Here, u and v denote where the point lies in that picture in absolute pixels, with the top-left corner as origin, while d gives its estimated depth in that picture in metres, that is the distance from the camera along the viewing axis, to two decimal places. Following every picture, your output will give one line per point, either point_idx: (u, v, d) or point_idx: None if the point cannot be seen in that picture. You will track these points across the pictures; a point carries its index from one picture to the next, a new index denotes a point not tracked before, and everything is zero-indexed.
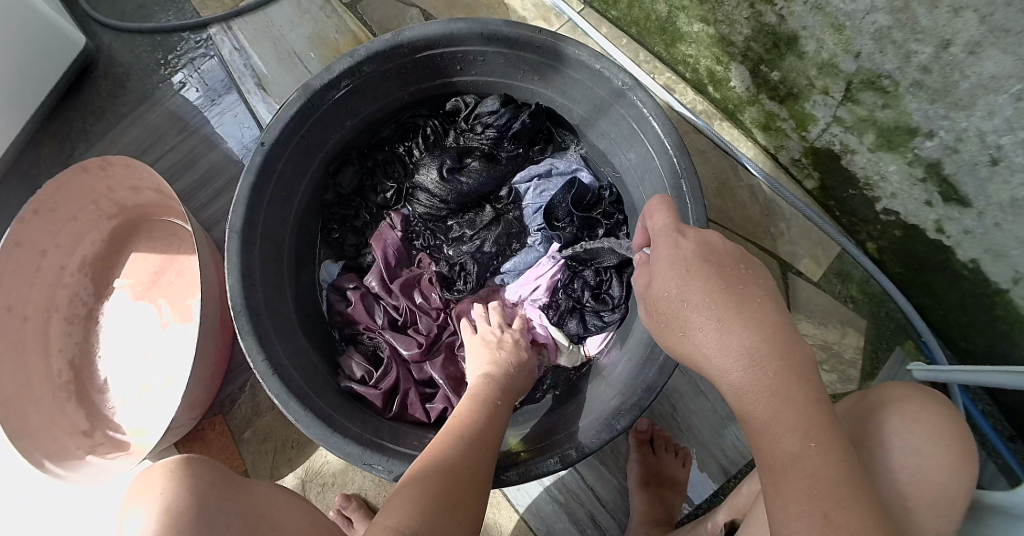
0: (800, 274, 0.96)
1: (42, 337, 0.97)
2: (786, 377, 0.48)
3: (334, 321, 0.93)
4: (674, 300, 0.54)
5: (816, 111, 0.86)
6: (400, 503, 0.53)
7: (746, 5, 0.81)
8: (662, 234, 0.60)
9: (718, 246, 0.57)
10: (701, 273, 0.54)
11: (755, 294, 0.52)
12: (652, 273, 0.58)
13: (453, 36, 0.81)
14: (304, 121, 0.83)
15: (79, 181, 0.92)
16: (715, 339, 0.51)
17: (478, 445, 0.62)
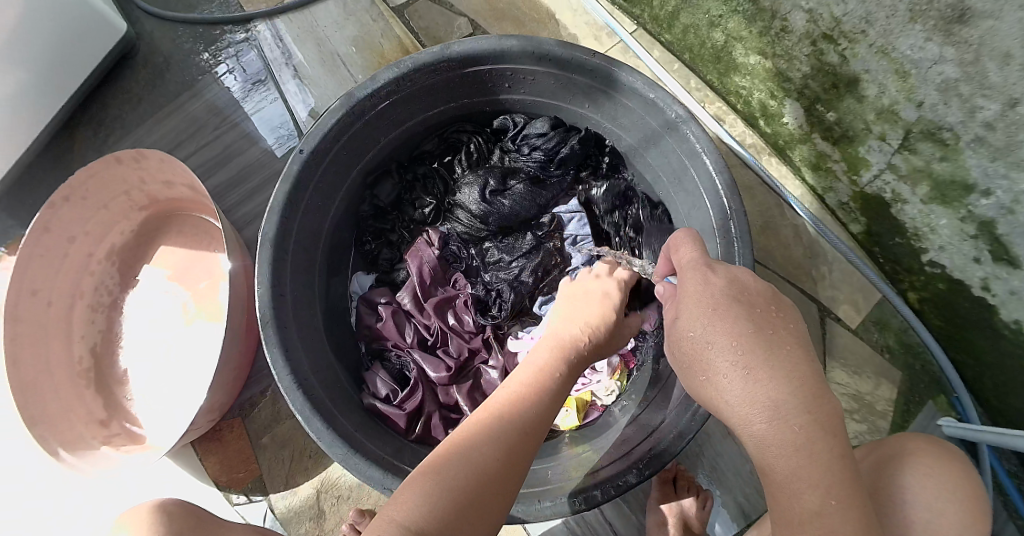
0: (839, 319, 0.93)
1: (66, 324, 0.96)
2: (810, 433, 0.46)
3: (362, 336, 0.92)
4: (699, 340, 0.53)
5: (870, 156, 0.83)
6: (414, 500, 0.49)
7: (808, 41, 0.79)
8: (691, 271, 0.59)
9: (748, 285, 0.56)
10: (728, 313, 0.52)
11: (787, 339, 0.50)
12: (679, 312, 0.57)
13: (505, 53, 0.79)
14: (344, 131, 0.81)
15: (114, 171, 0.92)
16: (741, 388, 0.49)
17: (517, 447, 0.55)
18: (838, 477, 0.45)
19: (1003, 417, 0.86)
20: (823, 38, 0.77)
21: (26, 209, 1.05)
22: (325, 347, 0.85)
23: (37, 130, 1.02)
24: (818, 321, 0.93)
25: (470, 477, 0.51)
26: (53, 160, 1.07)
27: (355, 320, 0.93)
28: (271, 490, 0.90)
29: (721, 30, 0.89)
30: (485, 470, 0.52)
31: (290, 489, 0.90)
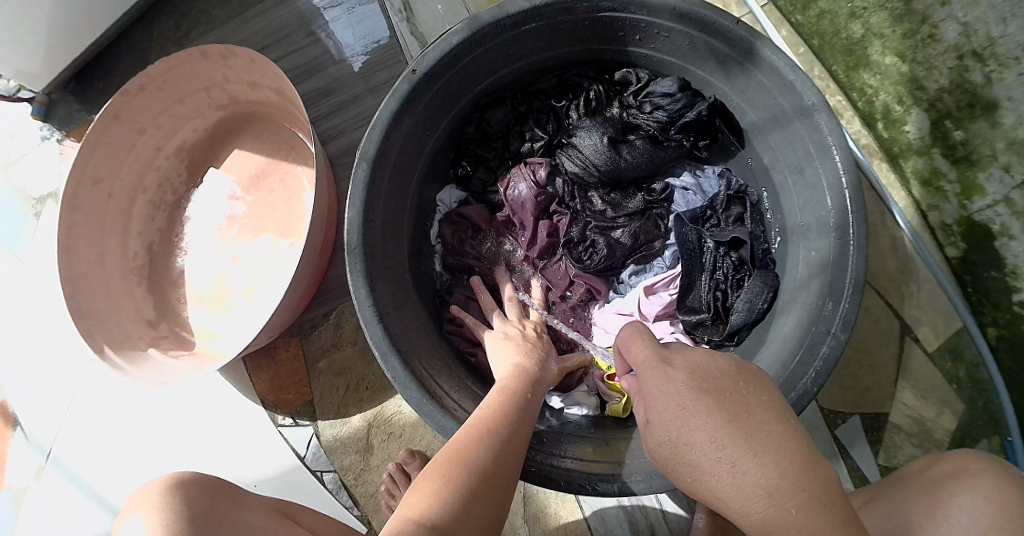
0: (917, 340, 0.94)
1: (125, 217, 0.91)
2: (813, 512, 0.40)
3: (445, 255, 0.94)
4: (677, 437, 0.49)
5: (987, 185, 0.84)
6: (432, 491, 0.54)
7: (954, 54, 0.81)
8: (648, 367, 0.55)
9: (711, 367, 0.52)
10: (699, 409, 0.48)
11: (760, 421, 0.46)
12: (651, 409, 0.53)
13: (647, 4, 0.77)
14: (464, 53, 0.78)
15: (199, 66, 0.86)
16: (730, 482, 0.45)
17: (512, 436, 0.62)
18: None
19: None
20: (973, 55, 0.79)
21: (101, 93, 1.01)
22: (408, 283, 0.83)
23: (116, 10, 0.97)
24: (897, 338, 0.95)
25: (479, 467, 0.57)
26: (131, 45, 1.02)
27: (437, 232, 0.94)
28: (319, 418, 0.88)
29: (859, 23, 0.92)
30: (495, 462, 0.58)
31: (340, 419, 0.88)
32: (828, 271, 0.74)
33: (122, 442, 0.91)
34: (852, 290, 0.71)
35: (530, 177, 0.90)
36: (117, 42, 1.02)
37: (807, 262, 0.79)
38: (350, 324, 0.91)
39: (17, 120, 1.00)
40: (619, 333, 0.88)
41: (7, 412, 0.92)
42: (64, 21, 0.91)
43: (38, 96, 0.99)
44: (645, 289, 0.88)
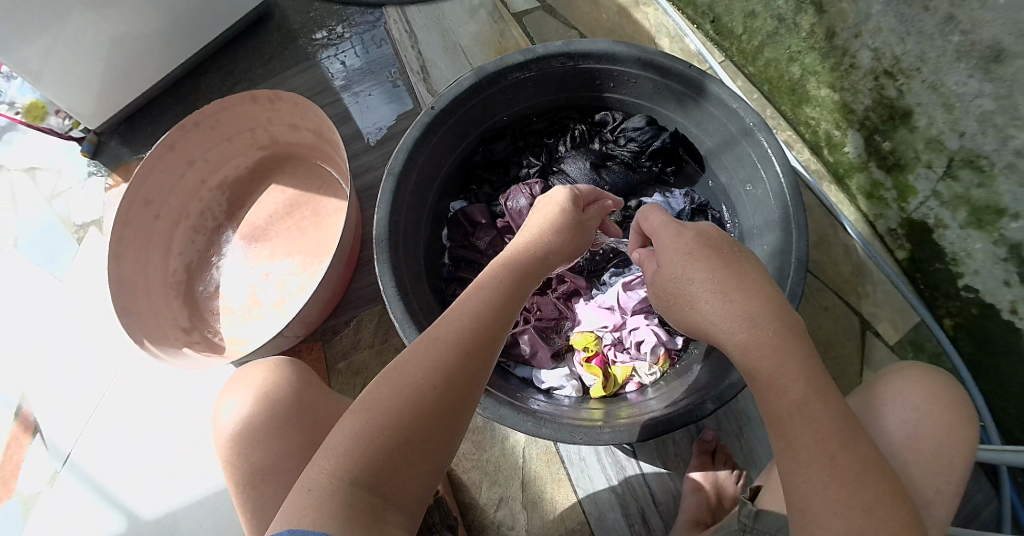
0: (878, 334, 1.07)
1: (167, 237, 1.04)
2: (784, 337, 0.57)
3: (451, 249, 1.05)
4: (681, 278, 0.65)
5: (917, 184, 0.99)
6: (347, 444, 0.48)
7: (872, 78, 0.98)
8: (665, 229, 0.70)
9: (714, 235, 0.68)
10: (704, 257, 0.64)
11: (750, 271, 0.62)
12: (659, 261, 0.69)
13: (615, 57, 0.92)
14: (473, 96, 0.93)
15: (246, 108, 1.03)
16: (719, 307, 0.60)
17: (463, 376, 0.54)
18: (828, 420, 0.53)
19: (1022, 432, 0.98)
20: (886, 75, 0.96)
21: (147, 137, 1.18)
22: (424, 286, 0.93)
23: (167, 67, 1.17)
24: (860, 333, 1.07)
25: (413, 414, 0.50)
26: (180, 98, 1.20)
27: (446, 235, 1.06)
28: None
29: (798, 65, 1.10)
30: (433, 407, 0.51)
31: None
32: (777, 258, 0.85)
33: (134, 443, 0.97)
34: (796, 270, 0.81)
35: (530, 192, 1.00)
36: (166, 94, 1.21)
37: (761, 254, 0.91)
38: (370, 328, 0.98)
39: (71, 157, 1.16)
40: (600, 324, 0.95)
41: (29, 420, 1.00)
42: (121, 71, 1.09)
43: (90, 135, 1.15)
44: (624, 284, 0.96)
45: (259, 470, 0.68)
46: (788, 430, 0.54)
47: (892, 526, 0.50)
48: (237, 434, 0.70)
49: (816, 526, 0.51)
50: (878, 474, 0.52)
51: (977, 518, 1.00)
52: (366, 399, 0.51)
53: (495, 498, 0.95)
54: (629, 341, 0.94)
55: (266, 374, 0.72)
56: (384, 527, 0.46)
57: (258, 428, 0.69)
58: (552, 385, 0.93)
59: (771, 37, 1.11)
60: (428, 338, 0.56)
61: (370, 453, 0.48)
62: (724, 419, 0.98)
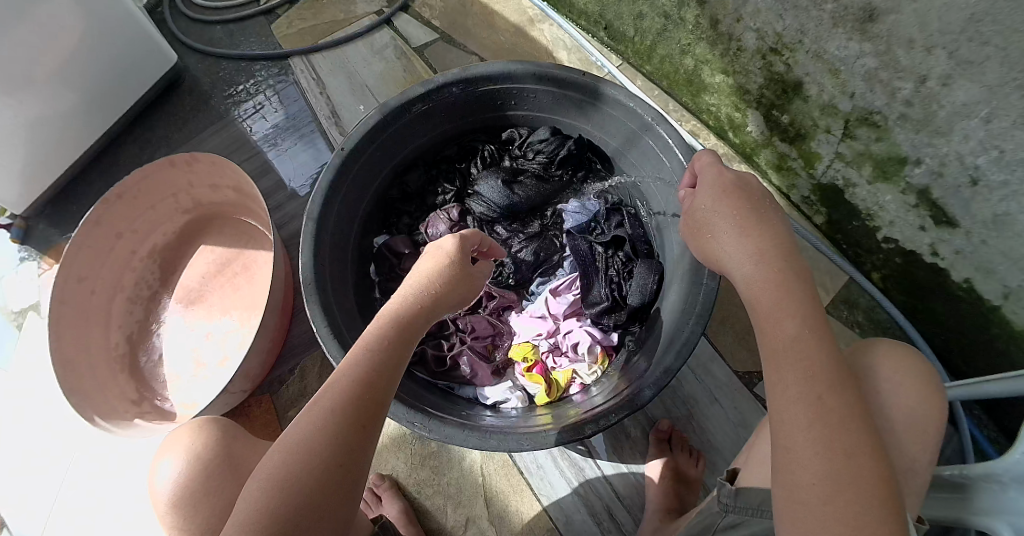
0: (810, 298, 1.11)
1: (106, 312, 1.04)
2: (787, 277, 0.58)
3: (382, 282, 1.05)
4: (707, 212, 0.66)
5: (820, 149, 1.02)
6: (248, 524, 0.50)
7: (760, 57, 1.00)
8: (710, 167, 0.71)
9: (755, 183, 0.68)
10: (734, 196, 0.66)
11: (772, 217, 0.63)
12: (696, 195, 0.70)
13: (510, 75, 0.93)
14: (378, 134, 0.94)
15: (166, 174, 1.04)
16: (735, 240, 0.62)
17: (355, 435, 0.56)
18: (825, 367, 0.53)
19: (967, 364, 1.03)
20: (771, 52, 0.98)
21: (73, 215, 1.20)
22: (359, 326, 0.94)
23: (83, 145, 1.18)
24: None
25: (310, 483, 0.53)
26: (102, 169, 1.22)
27: (375, 272, 1.06)
28: None
29: (690, 56, 1.12)
30: (326, 472, 0.54)
31: None
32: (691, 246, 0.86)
33: (105, 515, 1.00)
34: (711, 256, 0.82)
35: (447, 218, 1.04)
36: (90, 169, 1.23)
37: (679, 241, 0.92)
38: (314, 374, 0.99)
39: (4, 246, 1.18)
40: (535, 333, 0.96)
41: None
42: (39, 153, 1.11)
43: (17, 220, 1.17)
44: (551, 291, 0.98)
45: (209, 526, 0.77)
46: (781, 364, 0.54)
47: (865, 474, 0.49)
48: (176, 496, 0.79)
49: (794, 464, 0.50)
50: (858, 420, 0.51)
51: (940, 455, 1.04)
52: (259, 487, 0.53)
53: (462, 519, 0.95)
54: (565, 346, 0.94)
55: (190, 436, 0.81)
56: None
57: (196, 487, 0.78)
58: (496, 399, 0.93)
59: (660, 34, 1.13)
60: (314, 412, 0.57)
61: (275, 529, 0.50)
62: (671, 403, 0.99)
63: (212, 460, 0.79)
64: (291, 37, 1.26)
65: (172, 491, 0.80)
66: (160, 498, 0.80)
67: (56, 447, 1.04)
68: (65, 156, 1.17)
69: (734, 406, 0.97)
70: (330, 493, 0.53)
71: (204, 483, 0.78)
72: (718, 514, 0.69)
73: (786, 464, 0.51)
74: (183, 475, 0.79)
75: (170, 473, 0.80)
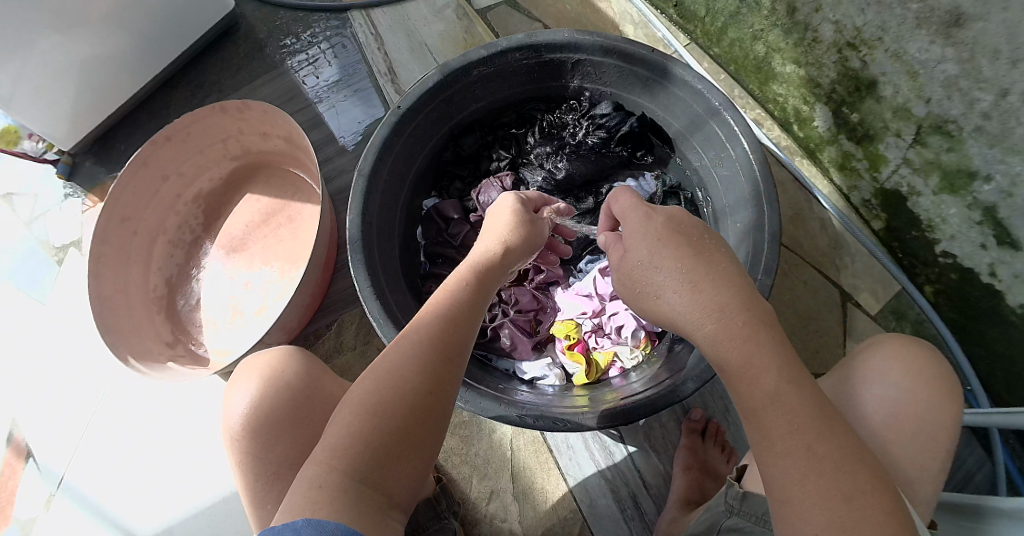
0: (860, 306, 1.08)
1: (146, 252, 1.04)
2: (753, 326, 0.55)
3: (428, 246, 1.03)
4: (647, 268, 0.62)
5: (887, 152, 1.01)
6: (344, 442, 0.51)
7: (835, 51, 0.98)
8: (632, 213, 0.68)
9: (685, 221, 0.65)
10: (671, 243, 0.62)
11: (720, 260, 0.60)
12: (626, 245, 0.66)
13: (579, 45, 0.92)
14: (438, 93, 0.93)
15: (218, 119, 1.03)
16: (688, 299, 0.58)
17: (440, 374, 0.56)
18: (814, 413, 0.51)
19: (1010, 389, 1.02)
20: (848, 47, 0.96)
21: (120, 154, 1.19)
22: (402, 287, 0.93)
23: (138, 84, 1.18)
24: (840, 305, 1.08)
25: (401, 411, 0.53)
26: (151, 112, 1.22)
27: (423, 234, 1.04)
28: None
29: (761, 43, 1.09)
30: (417, 403, 0.53)
31: None
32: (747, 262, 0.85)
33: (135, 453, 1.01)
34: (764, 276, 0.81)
35: (499, 185, 1.00)
36: (139, 110, 1.22)
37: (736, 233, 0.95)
38: (352, 331, 0.98)
39: (48, 179, 1.18)
40: (580, 311, 0.95)
41: (22, 446, 1.03)
42: (89, 89, 1.11)
43: (63, 156, 1.17)
44: (600, 270, 0.96)
45: (289, 465, 0.69)
46: (764, 418, 0.52)
47: (871, 515, 0.47)
48: (255, 426, 0.70)
49: (794, 518, 0.49)
50: (858, 460, 0.50)
51: (971, 479, 1.04)
52: (350, 412, 0.53)
53: (486, 492, 0.95)
54: (609, 327, 0.92)
55: (274, 363, 0.73)
56: (386, 517, 0.49)
57: (274, 418, 0.70)
58: (534, 375, 0.93)
59: (733, 17, 1.10)
60: (400, 349, 0.57)
61: (366, 448, 0.50)
62: (709, 398, 0.98)
63: (292, 391, 0.71)
64: None
65: (249, 419, 0.70)
66: (233, 428, 0.71)
67: (89, 381, 1.05)
68: (117, 94, 1.16)
69: None
70: (419, 422, 0.53)
71: (285, 416, 0.70)
72: (724, 514, 0.67)
73: (787, 516, 0.49)
74: (260, 404, 0.71)
75: (243, 399, 0.72)
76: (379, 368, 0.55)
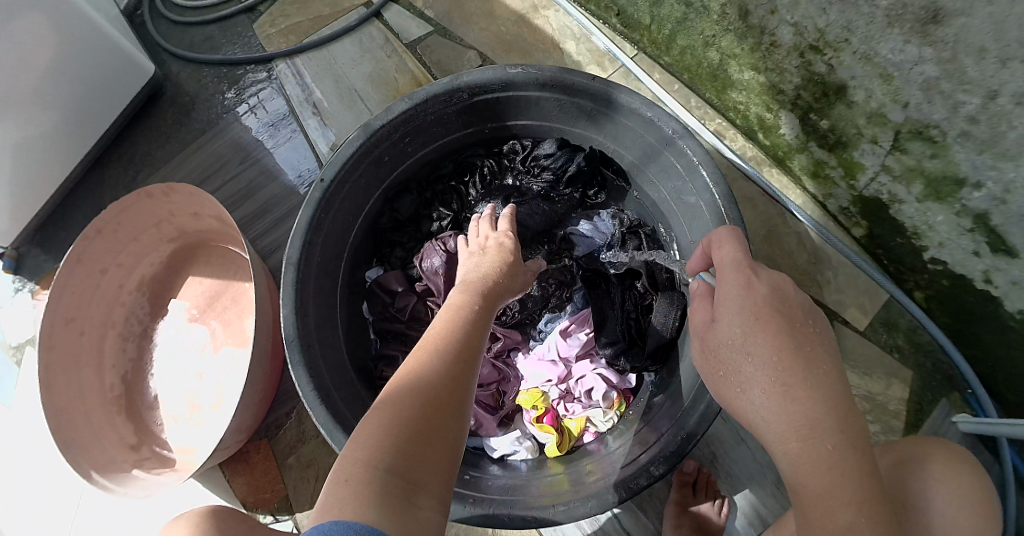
0: (847, 322, 1.04)
1: (98, 352, 1.01)
2: (842, 453, 0.46)
3: (376, 322, 0.97)
4: (737, 351, 0.51)
5: (865, 159, 0.93)
6: (372, 443, 0.51)
7: (797, 54, 0.89)
8: (732, 272, 0.54)
9: (791, 297, 0.52)
10: (769, 326, 0.50)
11: (822, 359, 0.48)
12: (715, 314, 0.55)
13: (511, 82, 0.83)
14: (363, 157, 0.85)
15: (146, 205, 0.97)
16: (772, 403, 0.48)
17: (457, 376, 0.58)
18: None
19: (1012, 392, 0.96)
20: (811, 50, 0.87)
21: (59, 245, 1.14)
22: (350, 374, 0.87)
23: (67, 168, 1.11)
24: (828, 323, 1.04)
25: (422, 407, 0.54)
26: (86, 193, 1.16)
27: (367, 308, 0.98)
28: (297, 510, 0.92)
29: (715, 50, 1.01)
30: (437, 395, 0.55)
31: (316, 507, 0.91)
32: None
33: None
34: None
35: (442, 250, 0.93)
36: (73, 192, 1.16)
37: None
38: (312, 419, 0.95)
39: None
40: (544, 378, 0.90)
41: None
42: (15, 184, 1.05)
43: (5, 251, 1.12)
44: (561, 332, 0.91)
45: None
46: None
47: None
48: None
49: None
50: None
51: None
52: (376, 417, 0.54)
53: None
54: (579, 391, 0.89)
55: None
56: (417, 512, 0.47)
57: None
58: (504, 451, 0.87)
59: (680, 24, 1.02)
60: (421, 362, 0.60)
61: (391, 448, 0.50)
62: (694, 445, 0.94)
63: None
64: (276, 36, 1.18)
65: None
66: None
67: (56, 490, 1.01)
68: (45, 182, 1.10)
69: (760, 446, 0.92)
70: (442, 417, 0.54)
71: None
72: None
73: None
74: None
75: None
76: (402, 381, 0.57)
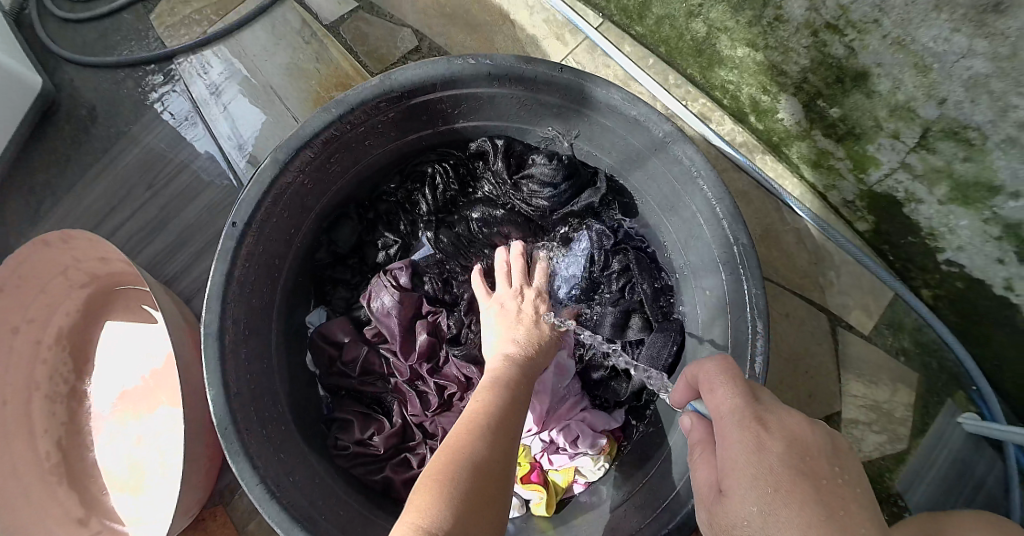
0: (851, 328, 0.93)
1: (25, 419, 0.90)
2: None
3: (323, 377, 0.86)
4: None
5: (879, 154, 0.78)
6: (426, 509, 0.43)
7: (807, 32, 0.73)
8: (735, 426, 0.42)
9: (810, 443, 0.40)
10: (791, 497, 0.36)
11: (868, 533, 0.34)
12: (724, 484, 0.41)
13: (465, 77, 0.72)
14: (287, 186, 0.72)
15: (41, 256, 0.82)
16: None
17: (505, 448, 0.53)
18: None
19: None
20: (826, 29, 0.70)
21: None
22: (302, 443, 0.77)
23: None
24: (829, 331, 0.93)
25: (471, 476, 0.48)
26: None
27: (311, 360, 0.86)
28: None
29: (700, 21, 0.84)
30: (485, 467, 0.49)
31: None
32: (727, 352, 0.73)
33: None
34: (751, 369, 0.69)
35: (391, 285, 0.84)
36: None
37: (705, 302, 0.78)
38: None
39: None
40: (524, 431, 0.80)
41: None
42: None
43: None
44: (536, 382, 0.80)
45: None
46: None
47: None
48: None
49: None
50: None
51: None
52: (424, 484, 0.47)
53: None
54: (564, 443, 0.80)
55: None
56: None
57: None
58: None
59: None
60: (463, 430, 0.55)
61: (447, 515, 0.43)
62: None
63: None
64: (174, 30, 1.03)
65: None
66: None
67: None
68: None
69: None
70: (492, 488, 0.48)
71: None
72: None
73: None
74: None
75: None
76: (444, 451, 0.52)
